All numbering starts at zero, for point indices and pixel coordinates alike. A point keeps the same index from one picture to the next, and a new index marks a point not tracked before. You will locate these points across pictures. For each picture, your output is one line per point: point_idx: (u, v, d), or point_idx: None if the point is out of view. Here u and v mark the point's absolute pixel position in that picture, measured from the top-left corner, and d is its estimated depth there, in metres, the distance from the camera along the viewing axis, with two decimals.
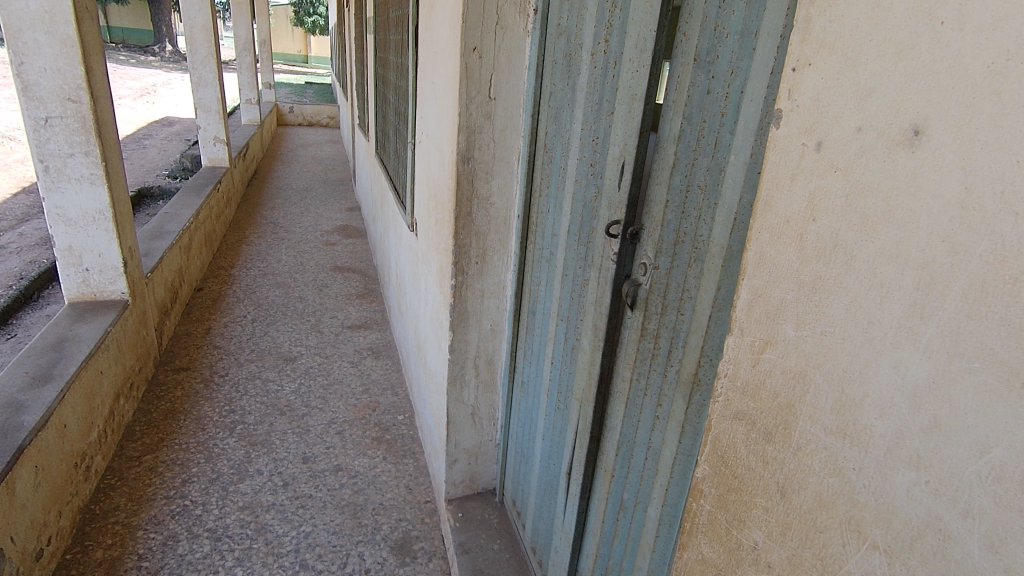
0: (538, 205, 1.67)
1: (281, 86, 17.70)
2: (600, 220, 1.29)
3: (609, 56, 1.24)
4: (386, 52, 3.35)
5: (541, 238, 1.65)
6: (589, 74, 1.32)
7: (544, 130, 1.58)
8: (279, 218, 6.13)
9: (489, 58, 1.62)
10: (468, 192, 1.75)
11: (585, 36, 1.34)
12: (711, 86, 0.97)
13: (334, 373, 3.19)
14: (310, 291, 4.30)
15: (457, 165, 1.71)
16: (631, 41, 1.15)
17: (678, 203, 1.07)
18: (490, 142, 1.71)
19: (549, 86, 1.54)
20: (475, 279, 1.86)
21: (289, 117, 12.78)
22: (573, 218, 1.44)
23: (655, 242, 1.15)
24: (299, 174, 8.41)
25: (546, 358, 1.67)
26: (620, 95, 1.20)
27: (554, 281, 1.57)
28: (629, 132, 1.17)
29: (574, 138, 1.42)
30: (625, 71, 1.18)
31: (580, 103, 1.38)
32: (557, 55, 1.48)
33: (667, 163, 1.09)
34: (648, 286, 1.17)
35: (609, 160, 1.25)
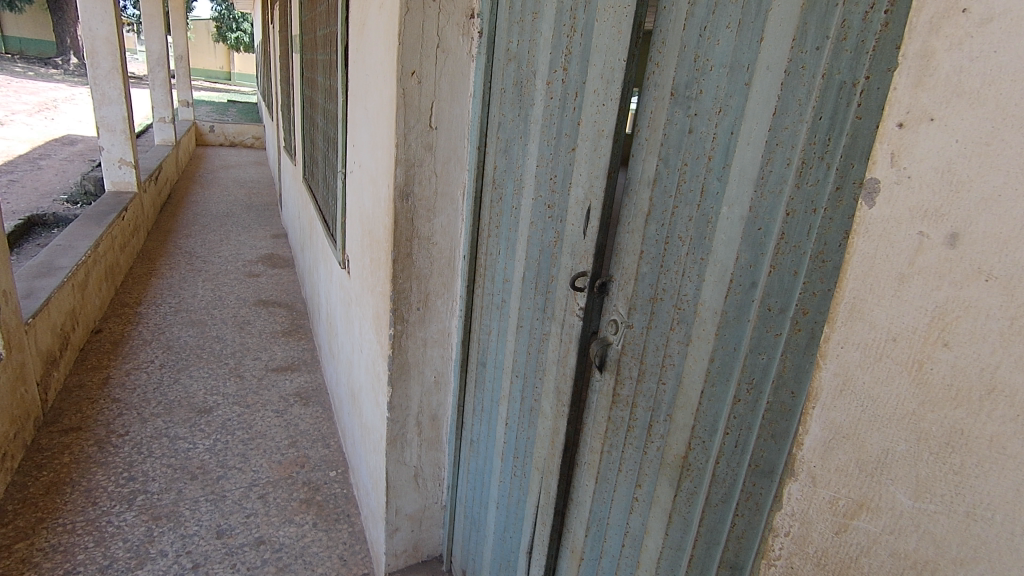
0: (487, 247, 1.51)
1: (201, 104, 16.80)
2: (562, 269, 1.15)
3: (569, 86, 1.11)
4: (313, 72, 3.10)
5: (492, 282, 1.49)
6: (545, 106, 1.19)
7: (493, 165, 1.43)
8: (195, 247, 5.65)
9: (430, 84, 1.46)
10: (408, 231, 1.56)
11: (540, 63, 1.20)
12: (694, 124, 0.84)
13: (255, 425, 2.88)
14: (228, 329, 3.91)
15: (394, 202, 1.53)
16: (595, 71, 1.02)
17: (655, 255, 0.94)
18: (432, 175, 1.54)
19: (497, 117, 1.40)
20: (416, 327, 1.67)
21: (209, 136, 12.03)
22: (530, 262, 1.28)
23: (626, 298, 1.01)
24: (219, 198, 7.86)
25: (499, 418, 1.49)
26: (583, 130, 1.07)
27: (509, 332, 1.41)
28: (595, 171, 1.04)
29: (528, 175, 1.27)
30: (588, 103, 1.05)
31: (534, 136, 1.24)
32: (508, 83, 1.34)
33: (639, 208, 0.96)
34: (620, 346, 1.03)
35: (570, 203, 1.11)
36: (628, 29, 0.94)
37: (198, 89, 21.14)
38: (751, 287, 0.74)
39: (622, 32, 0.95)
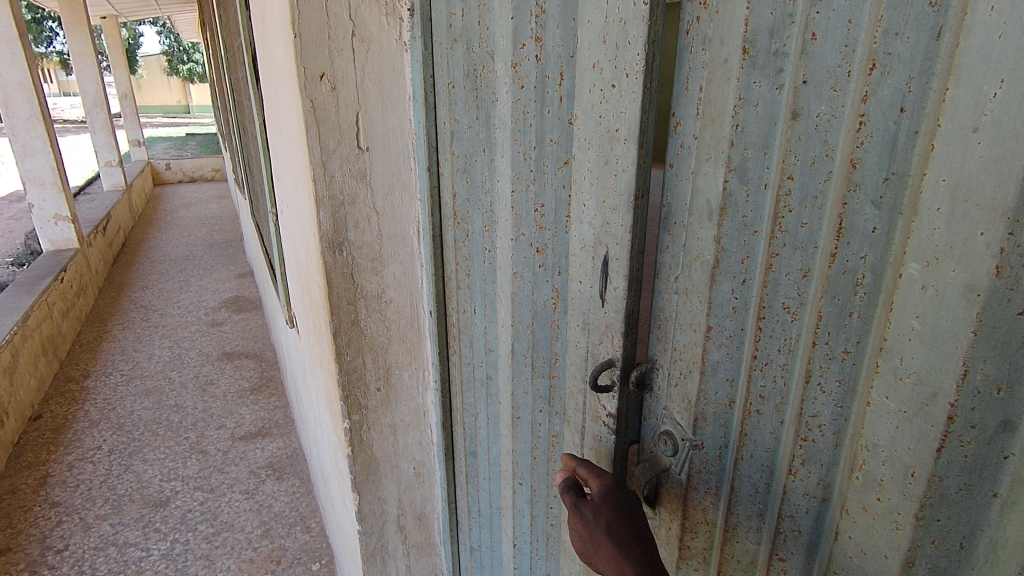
0: (455, 300, 1.11)
1: (155, 141, 16.14)
2: (569, 347, 0.79)
3: (551, 66, 0.73)
4: (239, 93, 2.67)
5: (472, 348, 1.09)
6: (513, 99, 0.80)
7: (451, 195, 1.03)
8: (152, 299, 5.18)
9: (349, 91, 1.05)
10: (348, 292, 1.15)
11: (498, 39, 0.81)
12: (798, 101, 0.48)
13: (221, 513, 2.45)
14: (188, 394, 3.47)
15: (323, 257, 1.11)
16: (590, 37, 0.66)
17: (733, 334, 0.58)
18: (371, 215, 1.13)
19: (447, 125, 1.00)
20: (380, 413, 1.27)
21: (166, 175, 11.45)
22: (518, 330, 0.91)
23: (685, 402, 0.65)
24: (179, 240, 7.35)
25: (503, 533, 1.13)
26: (582, 134, 0.70)
27: (501, 420, 1.03)
28: (608, 199, 0.68)
29: (500, 204, 0.88)
30: (585, 90, 0.68)
31: (502, 147, 0.85)
32: (458, 76, 0.94)
33: (693, 255, 0.60)
34: (684, 478, 0.67)
35: (573, 246, 0.75)
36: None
37: (154, 125, 20.42)
38: (1001, 432, 0.40)
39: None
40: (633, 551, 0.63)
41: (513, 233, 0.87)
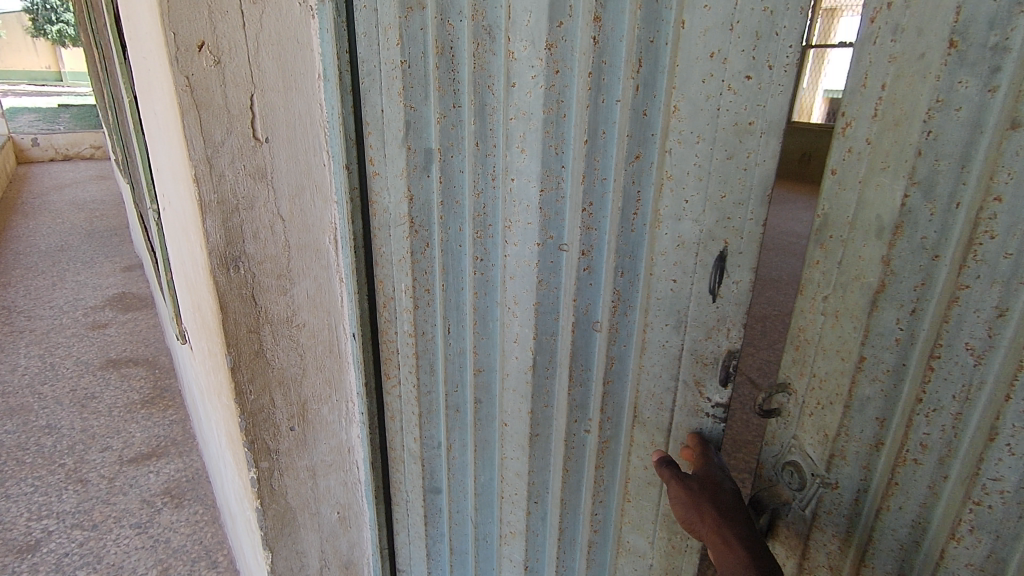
0: (388, 318, 0.96)
1: (20, 113, 14.16)
2: (654, 345, 0.81)
3: (619, 54, 0.70)
4: (109, 62, 2.26)
5: (455, 372, 0.96)
6: (547, 86, 0.74)
7: (401, 199, 0.87)
8: (15, 299, 4.46)
9: (242, 64, 0.82)
10: (248, 319, 0.94)
11: (519, 17, 0.73)
12: (1017, 110, 0.49)
13: (107, 554, 2.11)
14: (63, 412, 3.00)
15: (213, 276, 0.89)
16: (703, 28, 0.66)
17: (892, 368, 0.61)
18: (274, 222, 0.91)
19: (388, 114, 0.83)
20: (294, 456, 1.07)
21: (33, 151, 10.02)
22: (548, 335, 0.87)
23: (819, 434, 0.70)
24: (48, 228, 6.43)
25: (504, 560, 1.07)
26: (686, 126, 0.70)
27: (517, 436, 0.96)
28: (730, 192, 0.71)
29: (520, 202, 0.81)
30: (693, 82, 0.69)
31: (525, 140, 0.78)
32: (418, 54, 0.79)
33: (852, 276, 0.63)
34: (808, 514, 0.72)
35: (662, 243, 0.76)
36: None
37: (15, 94, 17.88)
38: None
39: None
40: (737, 519, 0.69)
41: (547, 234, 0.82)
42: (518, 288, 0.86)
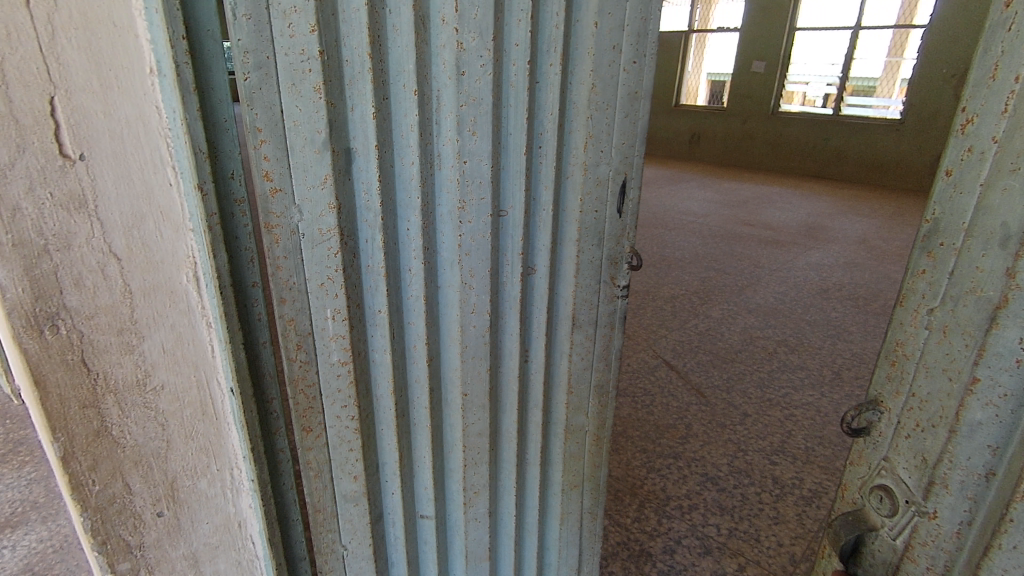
0: (306, 357, 0.88)
1: None
2: (585, 266, 0.97)
3: (542, 44, 0.81)
4: None
5: (407, 371, 0.96)
6: (493, 73, 0.80)
7: (325, 211, 0.80)
8: None
9: (23, 53, 0.62)
10: (81, 390, 0.77)
11: (466, 10, 0.75)
12: None
13: None
14: None
15: (21, 345, 0.72)
16: (607, 19, 0.81)
17: (1008, 394, 0.56)
18: (102, 268, 0.72)
19: (300, 113, 0.74)
20: (164, 545, 0.90)
21: None
22: (498, 294, 0.96)
23: (915, 458, 0.66)
24: None
25: (466, 523, 1.14)
26: (599, 97, 0.86)
27: (476, 400, 1.02)
28: (628, 141, 0.90)
29: (471, 181, 0.85)
30: (603, 66, 0.84)
31: (476, 123, 0.81)
32: (334, 41, 0.72)
33: (968, 289, 0.58)
34: (901, 543, 0.68)
35: (583, 187, 0.92)
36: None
37: None
38: None
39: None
40: None
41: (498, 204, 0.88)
42: (473, 263, 0.90)
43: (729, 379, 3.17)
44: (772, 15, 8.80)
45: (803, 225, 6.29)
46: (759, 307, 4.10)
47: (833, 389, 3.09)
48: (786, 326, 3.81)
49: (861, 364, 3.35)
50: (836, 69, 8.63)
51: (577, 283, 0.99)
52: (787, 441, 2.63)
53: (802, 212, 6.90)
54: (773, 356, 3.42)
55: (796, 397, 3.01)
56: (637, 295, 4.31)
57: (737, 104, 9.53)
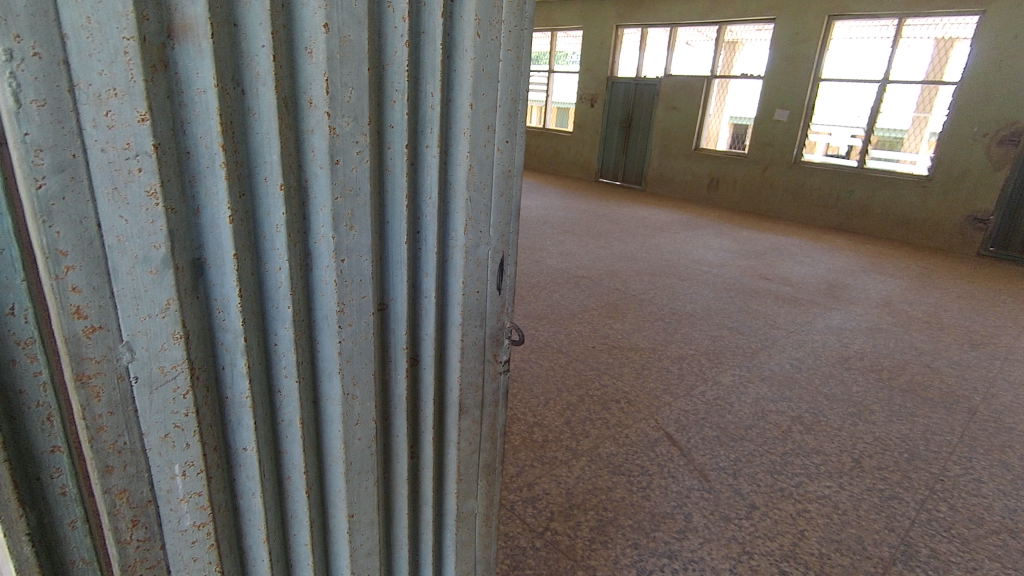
0: (145, 534, 0.65)
1: None
2: (470, 351, 0.93)
3: (420, 125, 0.73)
4: None
5: (285, 509, 0.78)
6: (369, 159, 0.68)
7: (168, 342, 0.59)
8: None
9: None
10: None
11: (339, 90, 0.63)
12: None
13: None
14: None
15: None
16: (480, 99, 0.77)
17: None
18: None
19: (125, 223, 0.54)
20: None
21: None
22: (382, 395, 0.84)
23: None
24: None
25: None
26: (478, 178, 0.81)
27: (365, 519, 0.87)
28: (505, 220, 0.88)
29: (352, 280, 0.71)
30: (480, 146, 0.80)
31: (355, 218, 0.68)
32: (166, 129, 0.54)
33: None
34: None
35: (466, 272, 0.86)
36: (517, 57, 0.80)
37: None
38: None
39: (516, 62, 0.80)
40: None
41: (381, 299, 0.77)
42: (357, 369, 0.76)
43: (737, 462, 2.87)
44: (797, 64, 8.65)
45: (824, 282, 6.00)
46: (773, 376, 3.81)
47: (852, 481, 2.79)
48: (802, 400, 3.51)
49: (884, 452, 3.03)
50: (862, 120, 8.27)
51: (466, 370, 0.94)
52: (800, 545, 2.34)
53: (824, 267, 6.61)
54: (787, 436, 3.12)
55: (810, 487, 2.72)
56: (644, 353, 4.06)
57: (759, 150, 9.35)
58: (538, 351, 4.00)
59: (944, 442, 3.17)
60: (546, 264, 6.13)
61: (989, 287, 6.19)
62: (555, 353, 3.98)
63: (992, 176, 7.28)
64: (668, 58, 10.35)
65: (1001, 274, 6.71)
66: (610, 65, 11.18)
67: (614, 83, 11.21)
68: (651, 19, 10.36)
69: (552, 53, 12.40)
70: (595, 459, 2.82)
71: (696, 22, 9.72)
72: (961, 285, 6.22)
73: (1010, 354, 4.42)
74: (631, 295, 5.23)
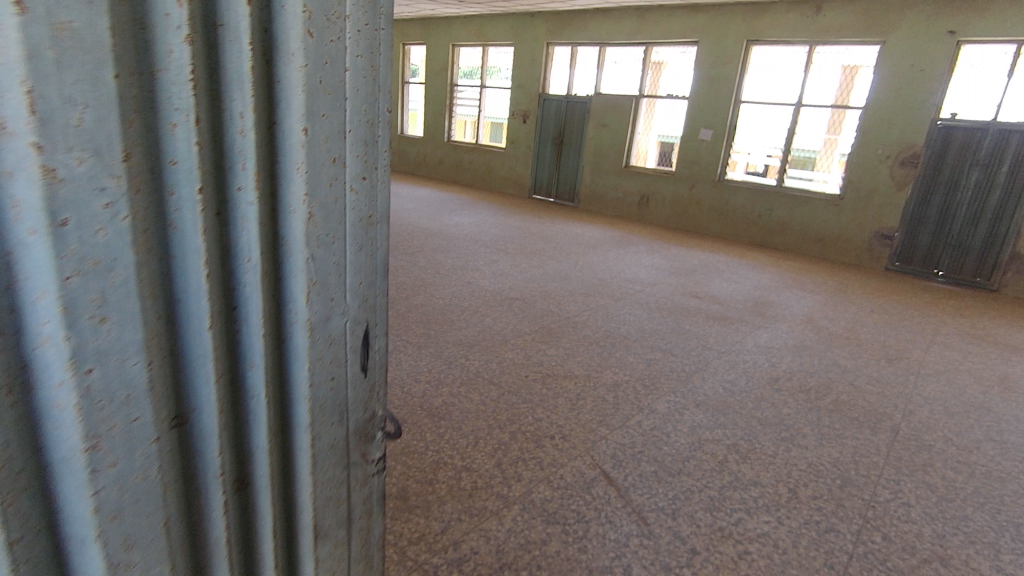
0: None
1: None
2: (327, 454, 0.73)
3: (229, 163, 0.54)
4: None
5: None
6: (134, 217, 0.46)
7: None
8: None
9: None
10: None
11: (64, 115, 0.40)
12: None
13: None
14: None
15: None
16: (322, 122, 0.59)
17: None
18: None
19: None
20: None
21: None
22: (189, 542, 0.60)
23: None
24: None
25: None
26: (326, 234, 0.63)
27: None
28: (366, 282, 0.72)
29: (110, 402, 0.48)
30: (325, 188, 0.61)
31: (104, 312, 0.45)
32: None
33: None
34: None
35: (315, 361, 0.67)
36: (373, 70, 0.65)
37: None
38: None
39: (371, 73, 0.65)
40: None
41: (177, 418, 0.55)
42: (131, 541, 0.52)
43: (675, 499, 2.73)
44: (720, 85, 8.95)
45: (750, 299, 6.12)
46: (707, 401, 3.73)
47: (790, 513, 2.70)
48: (736, 426, 3.45)
49: (818, 479, 2.98)
50: (780, 141, 8.57)
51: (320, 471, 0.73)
52: None
53: (749, 283, 6.77)
54: (724, 467, 3.01)
55: (749, 523, 2.61)
56: (578, 381, 3.90)
57: (686, 169, 9.57)
58: (469, 384, 3.75)
59: (872, 465, 3.15)
60: (478, 285, 5.92)
61: (898, 300, 6.53)
62: (486, 385, 3.75)
63: (895, 196, 7.73)
64: (598, 76, 10.45)
65: (907, 288, 7.10)
66: (541, 81, 11.19)
67: (545, 99, 11.22)
68: (580, 38, 10.47)
69: (483, 68, 12.30)
70: (528, 506, 2.60)
71: (624, 42, 9.89)
72: (874, 300, 6.52)
73: (923, 368, 4.59)
74: (564, 317, 5.09)
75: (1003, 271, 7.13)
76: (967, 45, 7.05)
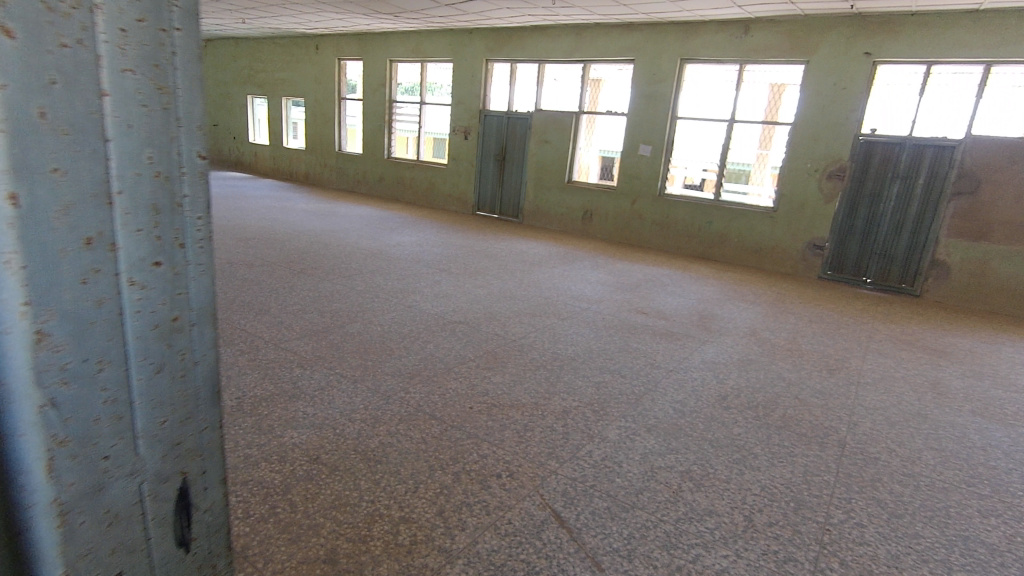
0: None
1: None
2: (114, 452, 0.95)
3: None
4: None
5: None
6: None
7: None
8: None
9: None
10: None
11: None
12: None
13: None
14: None
15: None
16: (79, 153, 0.82)
17: None
18: None
19: None
20: None
21: None
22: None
23: None
24: None
25: None
26: (96, 262, 0.86)
27: None
28: (147, 317, 0.97)
29: None
30: (90, 224, 0.84)
31: None
32: None
33: None
34: None
35: (100, 373, 0.89)
36: (158, 110, 0.93)
37: None
38: None
39: (150, 111, 0.91)
40: None
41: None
42: None
43: (630, 538, 2.58)
44: (657, 102, 9.12)
45: (695, 313, 6.13)
46: (658, 425, 3.63)
47: (747, 544, 2.60)
48: (688, 450, 3.35)
49: (772, 504, 2.89)
50: (715, 156, 8.81)
51: (138, 413, 0.99)
52: None
53: (693, 297, 6.82)
54: (678, 497, 2.89)
55: (707, 560, 2.48)
56: (525, 410, 3.71)
57: (627, 184, 9.67)
58: (408, 421, 3.50)
59: (824, 484, 3.11)
60: (420, 309, 5.66)
61: (833, 309, 6.73)
62: (427, 420, 3.51)
63: (824, 208, 8.03)
64: (538, 93, 10.46)
65: (840, 296, 7.34)
66: (481, 98, 11.12)
67: (485, 116, 11.14)
68: (518, 55, 10.47)
69: (422, 84, 12.11)
70: (473, 561, 2.39)
71: (561, 59, 9.95)
72: (811, 309, 6.70)
73: (862, 377, 4.67)
74: (510, 341, 4.90)
75: (925, 278, 7.46)
76: (882, 65, 7.45)
